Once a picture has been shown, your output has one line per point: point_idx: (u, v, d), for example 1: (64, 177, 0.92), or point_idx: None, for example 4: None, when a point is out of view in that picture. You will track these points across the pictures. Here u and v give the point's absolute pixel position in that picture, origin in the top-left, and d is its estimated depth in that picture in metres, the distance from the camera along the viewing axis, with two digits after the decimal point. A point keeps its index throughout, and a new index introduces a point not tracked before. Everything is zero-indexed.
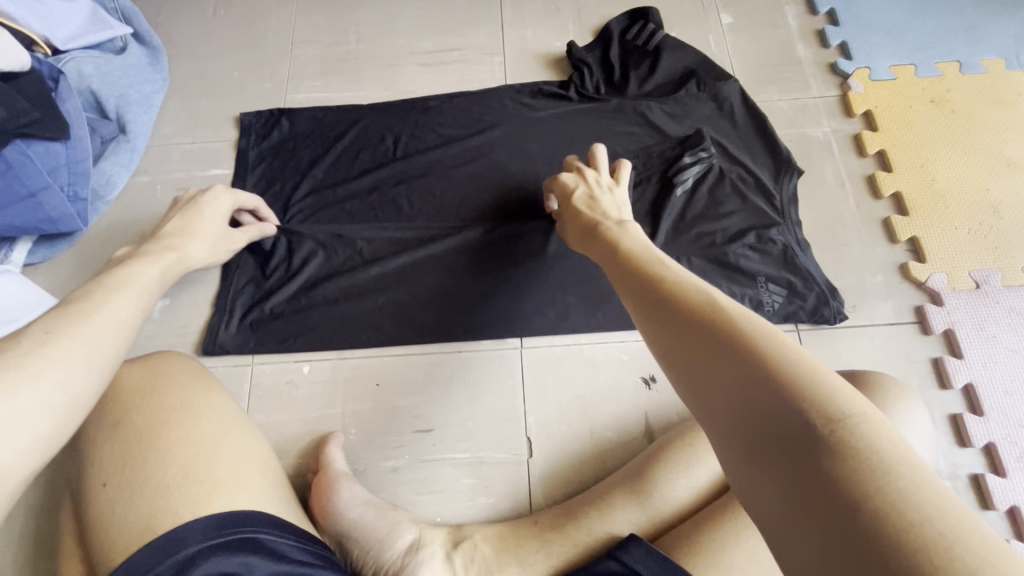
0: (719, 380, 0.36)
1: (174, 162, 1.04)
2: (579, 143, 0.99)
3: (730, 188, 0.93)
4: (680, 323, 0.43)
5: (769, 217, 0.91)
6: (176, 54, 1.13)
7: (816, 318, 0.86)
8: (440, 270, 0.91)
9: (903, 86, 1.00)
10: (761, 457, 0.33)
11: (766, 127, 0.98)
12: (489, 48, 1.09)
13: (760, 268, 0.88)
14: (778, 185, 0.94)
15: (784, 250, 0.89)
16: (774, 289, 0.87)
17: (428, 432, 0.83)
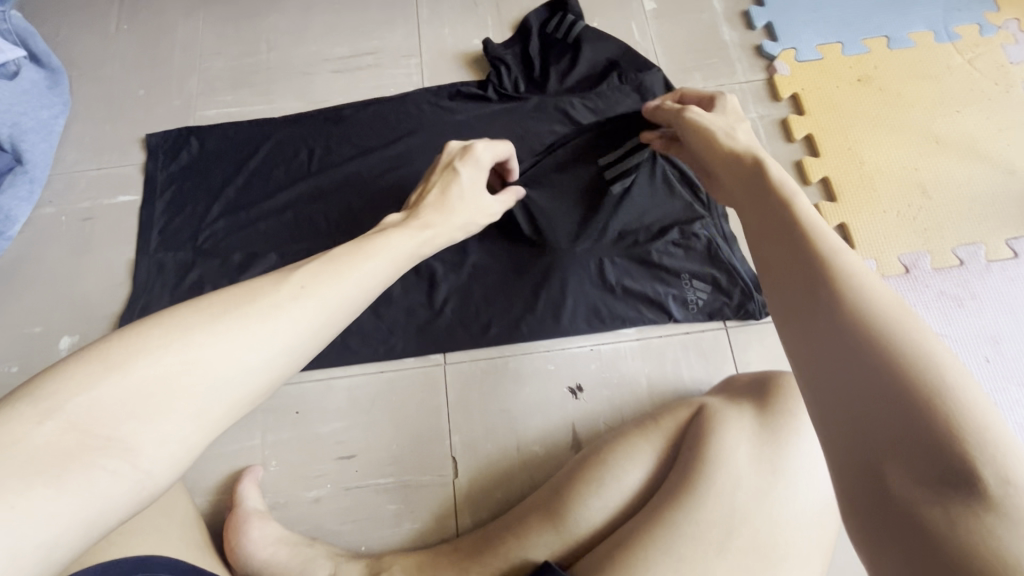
0: (833, 350, 0.35)
1: (79, 191, 0.99)
2: (499, 145, 0.95)
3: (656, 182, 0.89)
4: (789, 281, 0.41)
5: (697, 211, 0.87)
6: (78, 75, 1.08)
7: (742, 313, 0.84)
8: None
9: (829, 66, 0.97)
10: (876, 489, 0.32)
11: None
12: (405, 50, 1.05)
13: (685, 266, 0.85)
14: None
15: (711, 244, 0.85)
16: (699, 286, 0.85)
17: (352, 458, 0.81)
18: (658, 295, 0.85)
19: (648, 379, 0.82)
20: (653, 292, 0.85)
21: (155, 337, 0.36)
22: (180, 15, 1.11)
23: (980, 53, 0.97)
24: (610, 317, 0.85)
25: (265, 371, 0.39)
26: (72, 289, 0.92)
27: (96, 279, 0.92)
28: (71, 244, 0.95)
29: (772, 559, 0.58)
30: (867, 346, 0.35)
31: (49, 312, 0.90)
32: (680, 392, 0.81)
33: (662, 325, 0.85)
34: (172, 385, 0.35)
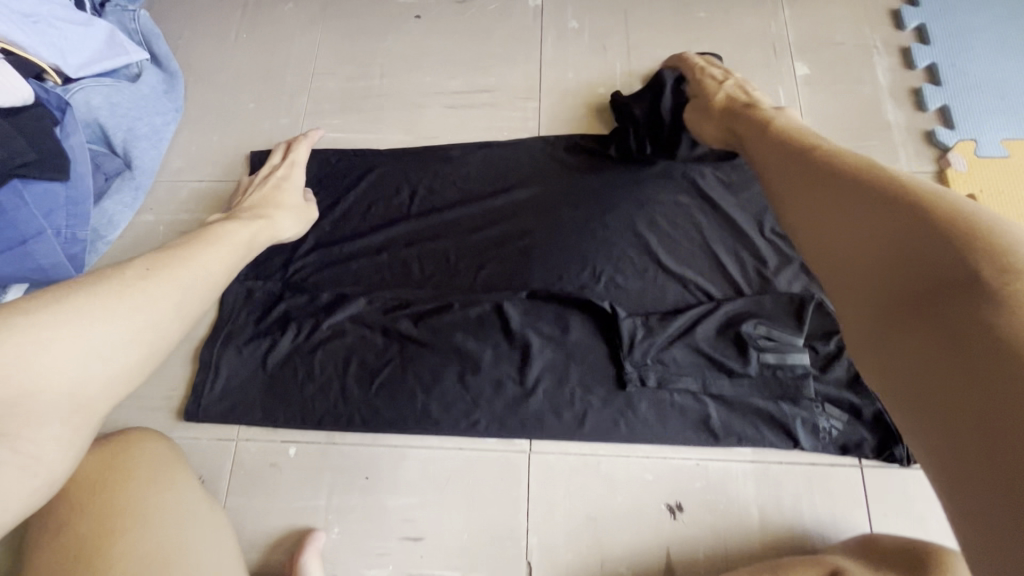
0: (851, 254, 0.47)
1: (180, 202, 0.98)
2: (616, 212, 0.87)
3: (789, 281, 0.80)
4: (842, 259, 0.47)
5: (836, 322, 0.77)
6: (193, 81, 1.07)
7: (884, 454, 0.71)
8: (447, 351, 0.81)
9: (1016, 167, 0.83)
10: (914, 342, 0.39)
11: None
12: (523, 91, 0.98)
13: (818, 385, 0.74)
14: None
15: (851, 364, 0.75)
16: (833, 412, 0.73)
17: (418, 540, 0.74)
18: (783, 414, 0.74)
19: (760, 511, 0.72)
20: (777, 411, 0.74)
21: (66, 318, 0.46)
22: (298, 29, 1.08)
23: None
24: (724, 431, 0.74)
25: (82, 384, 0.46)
26: None
27: None
28: None
29: None
30: (945, 302, 0.38)
31: None
32: (796, 534, 0.70)
33: (783, 451, 0.73)
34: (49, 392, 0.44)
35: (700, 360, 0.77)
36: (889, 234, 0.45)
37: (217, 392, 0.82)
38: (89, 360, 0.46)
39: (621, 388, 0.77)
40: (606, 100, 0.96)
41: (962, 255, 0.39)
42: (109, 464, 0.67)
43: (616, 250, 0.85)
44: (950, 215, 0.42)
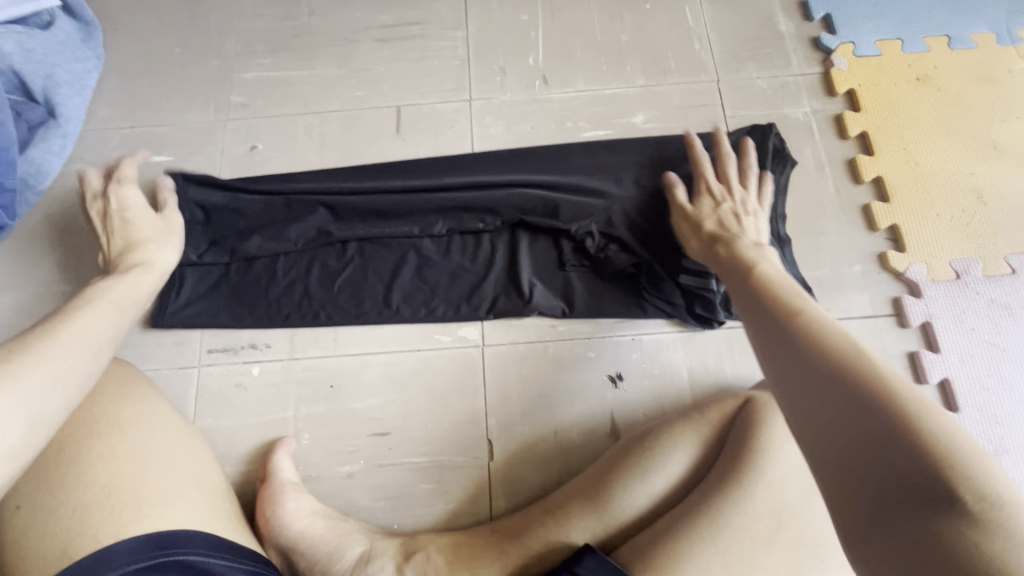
0: (810, 381, 0.42)
1: (111, 148, 0.97)
2: (544, 127, 0.94)
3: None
4: (802, 376, 0.43)
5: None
6: (112, 30, 1.05)
7: None
8: (403, 245, 0.85)
9: (887, 62, 0.94)
10: (874, 481, 0.35)
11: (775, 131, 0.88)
12: (451, 22, 1.02)
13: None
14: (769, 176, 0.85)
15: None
16: None
17: (386, 435, 0.80)
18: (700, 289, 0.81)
19: (689, 371, 0.81)
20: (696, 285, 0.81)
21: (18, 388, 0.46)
22: None
23: None
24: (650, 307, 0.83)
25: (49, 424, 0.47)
26: None
27: None
28: None
29: (821, 552, 0.58)
30: (906, 510, 0.34)
31: (79, 270, 0.89)
32: (720, 387, 0.80)
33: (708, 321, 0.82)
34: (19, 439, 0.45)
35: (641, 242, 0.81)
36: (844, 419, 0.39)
37: (181, 302, 0.84)
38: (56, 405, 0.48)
39: (563, 268, 0.84)
40: (530, 26, 1.01)
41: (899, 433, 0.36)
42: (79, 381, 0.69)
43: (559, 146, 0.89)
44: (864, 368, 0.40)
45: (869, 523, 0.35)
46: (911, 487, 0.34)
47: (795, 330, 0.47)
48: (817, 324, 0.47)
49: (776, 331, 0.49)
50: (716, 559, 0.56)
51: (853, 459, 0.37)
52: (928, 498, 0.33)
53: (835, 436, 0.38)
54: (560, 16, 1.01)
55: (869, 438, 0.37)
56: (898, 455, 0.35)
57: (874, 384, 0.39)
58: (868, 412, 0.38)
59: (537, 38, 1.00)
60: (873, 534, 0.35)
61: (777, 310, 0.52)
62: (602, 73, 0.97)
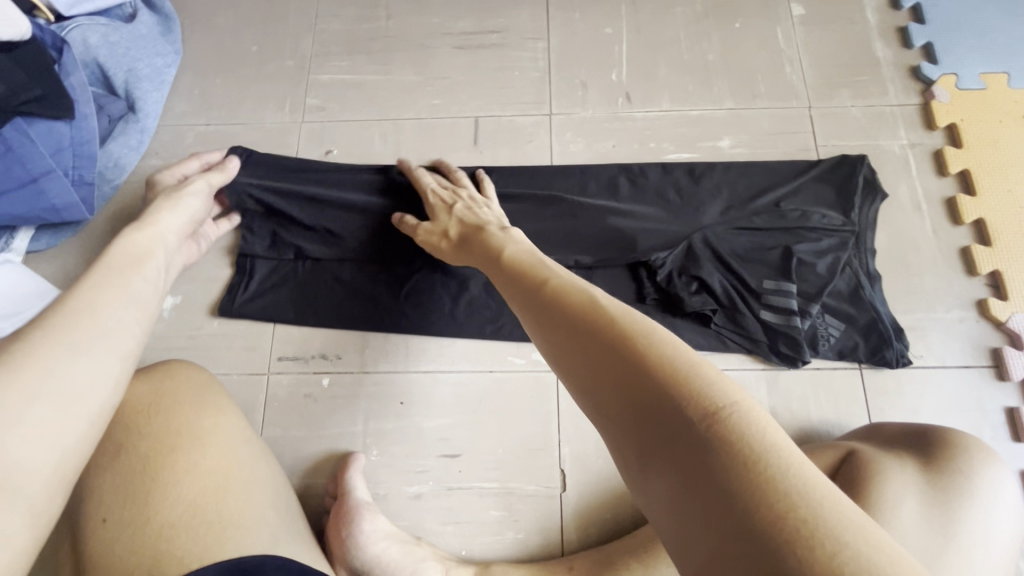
0: (574, 344, 0.40)
1: (187, 145, 0.96)
2: (626, 147, 0.91)
3: (808, 201, 0.83)
4: (565, 342, 0.41)
5: (845, 242, 0.80)
6: (189, 23, 1.04)
7: (877, 358, 0.78)
8: None
9: (992, 97, 0.90)
10: (645, 424, 0.34)
11: (862, 160, 0.85)
12: (532, 32, 0.99)
13: (825, 300, 0.79)
14: (858, 209, 0.82)
15: (850, 280, 0.79)
16: (831, 322, 0.79)
17: (456, 456, 0.78)
18: (793, 328, 0.77)
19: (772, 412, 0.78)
20: (787, 323, 0.77)
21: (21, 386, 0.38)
22: None
23: None
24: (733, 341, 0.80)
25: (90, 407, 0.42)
26: None
27: None
28: None
29: None
30: (668, 445, 0.32)
31: None
32: (807, 431, 0.77)
33: (796, 357, 0.78)
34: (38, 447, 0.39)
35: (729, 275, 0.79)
36: (603, 374, 0.37)
37: (248, 311, 0.84)
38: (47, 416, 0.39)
39: (641, 300, 0.81)
40: (613, 40, 0.98)
41: (649, 372, 0.35)
42: (165, 388, 0.68)
43: (639, 166, 0.88)
44: (602, 317, 0.40)
45: (652, 488, 0.33)
46: (666, 416, 0.33)
47: (551, 301, 0.46)
48: (574, 291, 0.45)
49: (540, 308, 0.46)
50: None
51: (624, 415, 0.35)
52: (685, 424, 0.32)
53: (609, 409, 0.36)
54: (645, 31, 0.98)
55: (630, 379, 0.35)
56: (665, 407, 0.33)
57: (634, 340, 0.37)
58: (620, 355, 0.37)
59: (620, 53, 0.97)
60: (658, 497, 0.32)
61: (532, 287, 0.50)
62: (688, 93, 0.94)
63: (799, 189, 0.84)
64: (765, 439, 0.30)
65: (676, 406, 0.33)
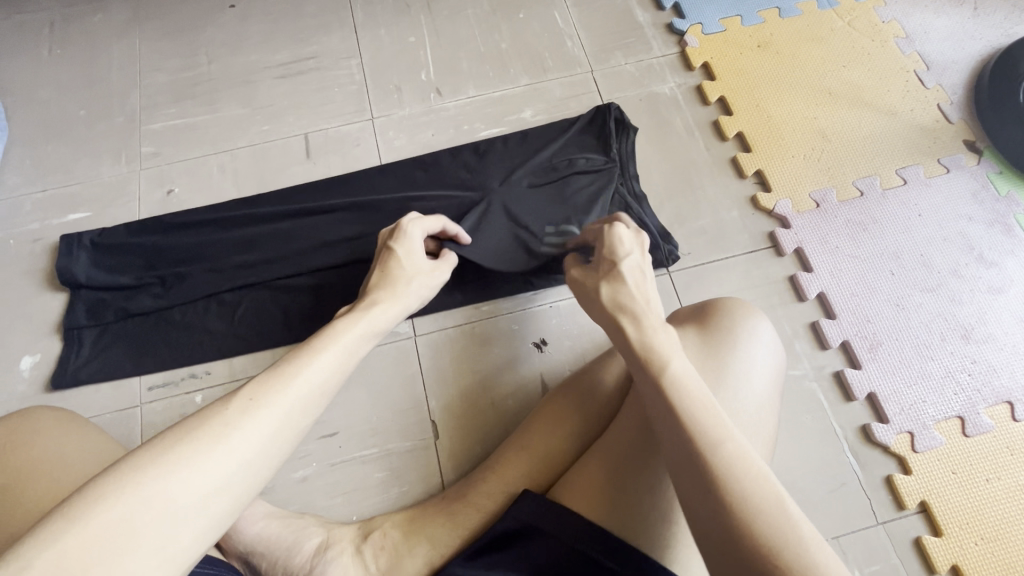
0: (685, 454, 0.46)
1: (26, 213, 0.98)
2: (444, 134, 1.02)
3: (576, 151, 0.97)
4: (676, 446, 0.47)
5: (611, 175, 0.94)
6: (11, 102, 1.07)
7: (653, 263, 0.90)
8: (302, 264, 0.90)
9: (731, 36, 1.08)
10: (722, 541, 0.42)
11: (614, 105, 1.00)
12: (344, 52, 1.10)
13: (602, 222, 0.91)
14: (617, 144, 0.97)
15: (620, 205, 0.93)
16: None
17: (334, 435, 0.83)
18: None
19: None
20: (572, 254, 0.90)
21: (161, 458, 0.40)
22: (114, 36, 1.12)
23: (858, 16, 1.10)
24: (537, 279, 0.90)
25: (211, 522, 0.40)
26: (27, 309, 0.91)
27: (50, 295, 0.92)
28: (22, 266, 0.94)
29: None
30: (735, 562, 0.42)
31: (5, 335, 0.89)
32: None
33: None
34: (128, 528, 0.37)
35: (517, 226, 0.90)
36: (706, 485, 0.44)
37: (83, 358, 0.87)
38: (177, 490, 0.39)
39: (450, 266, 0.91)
40: (418, 46, 1.10)
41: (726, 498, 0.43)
42: (30, 422, 0.71)
43: (430, 156, 0.99)
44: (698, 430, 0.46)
45: None
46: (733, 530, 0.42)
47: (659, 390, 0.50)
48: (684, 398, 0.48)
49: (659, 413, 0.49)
50: (640, 476, 0.62)
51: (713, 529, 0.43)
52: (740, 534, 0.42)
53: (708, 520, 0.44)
54: (444, 34, 1.11)
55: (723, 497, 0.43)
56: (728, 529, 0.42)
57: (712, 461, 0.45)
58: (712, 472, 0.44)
59: (425, 56, 1.09)
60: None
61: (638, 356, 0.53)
62: (489, 78, 1.07)
63: (567, 142, 0.98)
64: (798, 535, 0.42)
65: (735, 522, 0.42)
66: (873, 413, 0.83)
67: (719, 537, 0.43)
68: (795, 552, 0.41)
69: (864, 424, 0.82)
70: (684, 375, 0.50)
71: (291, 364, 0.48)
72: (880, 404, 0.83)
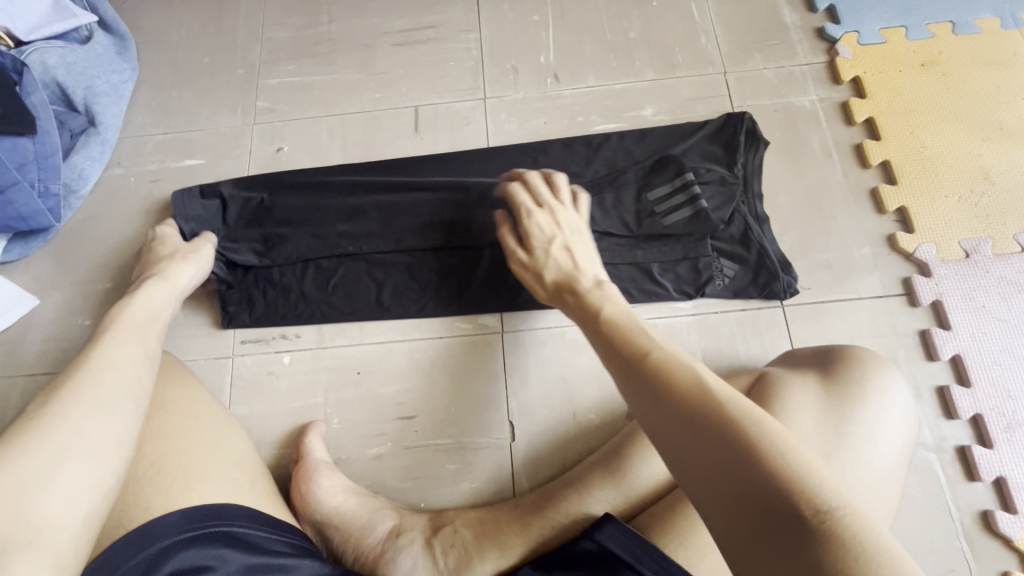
0: (683, 424, 0.41)
1: (147, 153, 1.02)
2: (557, 123, 0.97)
3: (697, 159, 0.89)
4: (673, 417, 0.42)
5: (733, 191, 0.85)
6: (143, 42, 1.10)
7: (767, 293, 0.84)
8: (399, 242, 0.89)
9: (891, 50, 0.96)
10: (749, 514, 0.36)
11: (747, 115, 0.92)
12: (465, 25, 1.06)
13: (714, 242, 0.84)
14: (743, 157, 0.89)
15: (741, 224, 0.85)
16: (727, 265, 0.84)
17: (412, 418, 0.83)
18: (688, 277, 0.85)
19: (703, 352, 0.83)
20: (683, 273, 0.85)
21: (32, 454, 0.45)
22: None
23: None
24: (640, 293, 0.85)
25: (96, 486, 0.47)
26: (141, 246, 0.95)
27: None
28: (140, 204, 0.98)
29: None
30: (775, 531, 0.35)
31: (119, 268, 0.94)
32: (735, 367, 0.82)
33: (691, 296, 0.85)
34: (46, 505, 0.43)
35: (629, 237, 0.85)
36: (715, 453, 0.39)
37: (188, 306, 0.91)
38: (65, 472, 0.45)
39: None
40: (541, 26, 1.04)
41: (749, 468, 0.37)
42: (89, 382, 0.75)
43: (540, 144, 0.94)
44: (702, 398, 0.42)
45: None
46: (746, 496, 0.37)
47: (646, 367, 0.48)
48: (674, 363, 0.47)
49: (643, 385, 0.47)
50: None
51: (725, 498, 0.37)
52: (769, 498, 0.36)
53: (724, 490, 0.37)
54: (570, 16, 1.05)
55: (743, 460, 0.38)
56: (753, 492, 0.36)
57: (725, 424, 0.40)
58: (722, 431, 0.40)
59: (547, 37, 1.03)
60: None
61: (625, 348, 0.52)
62: (612, 69, 1.00)
63: (691, 147, 0.90)
64: (850, 518, 0.34)
65: (769, 490, 0.36)
66: (997, 500, 0.74)
67: (749, 505, 0.36)
68: (822, 501, 0.35)
69: (985, 509, 0.74)
70: (672, 354, 0.48)
71: (101, 365, 0.56)
72: (1009, 492, 0.73)
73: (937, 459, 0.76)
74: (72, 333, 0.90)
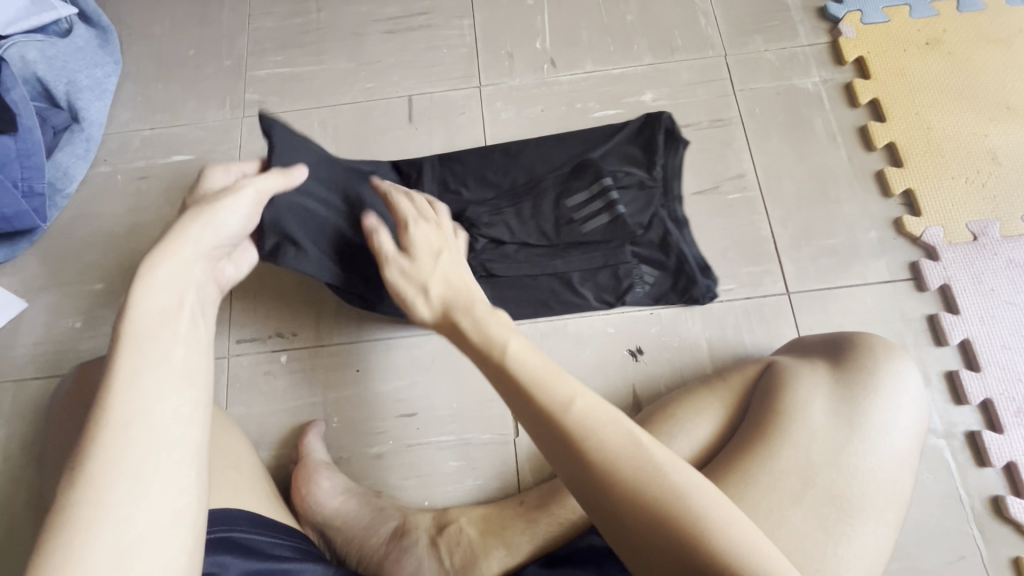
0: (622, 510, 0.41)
1: (134, 150, 0.99)
2: (555, 110, 0.95)
3: (616, 163, 0.79)
4: (609, 500, 0.41)
5: (650, 196, 0.78)
6: (128, 35, 1.07)
7: (686, 298, 0.82)
8: None
9: (895, 28, 0.94)
10: None
11: (664, 116, 0.83)
12: (457, 10, 1.03)
13: (635, 249, 0.79)
14: (664, 159, 0.81)
15: (659, 230, 0.79)
16: (646, 272, 0.80)
17: (413, 416, 0.82)
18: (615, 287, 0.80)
19: (708, 342, 0.82)
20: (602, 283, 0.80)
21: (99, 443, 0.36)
22: None
23: None
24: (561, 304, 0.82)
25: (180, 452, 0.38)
26: (131, 244, 0.93)
27: (154, 234, 0.93)
28: (128, 202, 0.95)
29: (850, 509, 0.57)
30: None
31: (109, 268, 0.91)
32: (741, 356, 0.81)
33: (609, 303, 0.82)
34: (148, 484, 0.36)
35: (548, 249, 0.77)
36: (654, 535, 0.39)
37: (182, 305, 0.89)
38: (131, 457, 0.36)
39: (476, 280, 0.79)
40: (535, 11, 1.02)
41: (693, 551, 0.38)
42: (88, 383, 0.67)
43: (457, 154, 0.85)
44: (636, 477, 0.41)
45: None
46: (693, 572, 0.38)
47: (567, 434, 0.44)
48: (595, 426, 0.43)
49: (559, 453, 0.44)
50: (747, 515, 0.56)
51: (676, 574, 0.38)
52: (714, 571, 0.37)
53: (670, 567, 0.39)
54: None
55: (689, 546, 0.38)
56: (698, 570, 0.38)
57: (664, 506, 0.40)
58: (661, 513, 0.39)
59: (543, 23, 1.01)
60: None
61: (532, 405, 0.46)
62: (610, 54, 0.98)
63: (608, 151, 0.81)
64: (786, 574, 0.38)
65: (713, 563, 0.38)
66: (1008, 486, 0.73)
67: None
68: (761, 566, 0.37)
69: (996, 495, 0.73)
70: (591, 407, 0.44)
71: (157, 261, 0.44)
72: (1020, 477, 0.73)
73: (947, 445, 0.75)
74: (61, 336, 0.88)
